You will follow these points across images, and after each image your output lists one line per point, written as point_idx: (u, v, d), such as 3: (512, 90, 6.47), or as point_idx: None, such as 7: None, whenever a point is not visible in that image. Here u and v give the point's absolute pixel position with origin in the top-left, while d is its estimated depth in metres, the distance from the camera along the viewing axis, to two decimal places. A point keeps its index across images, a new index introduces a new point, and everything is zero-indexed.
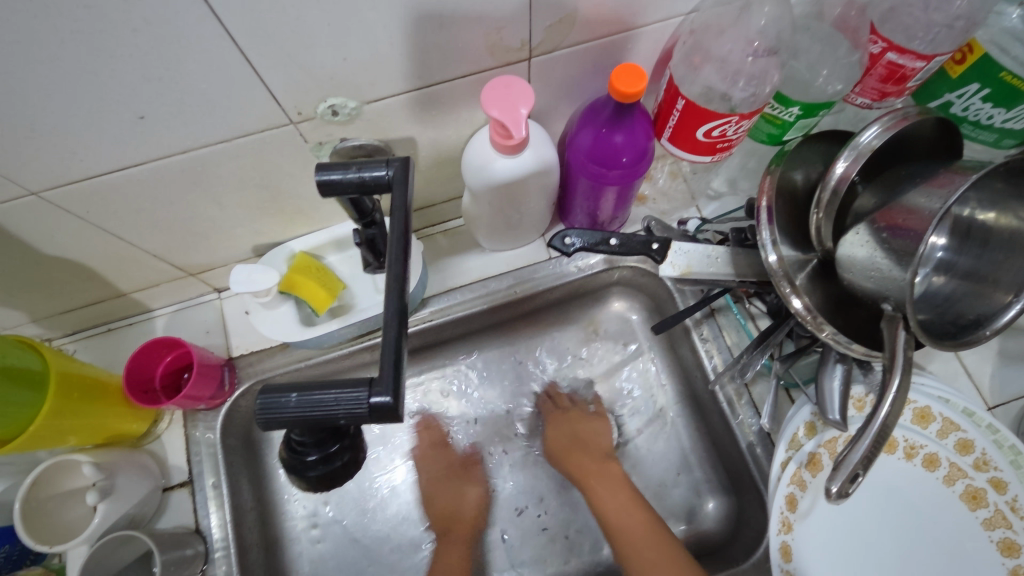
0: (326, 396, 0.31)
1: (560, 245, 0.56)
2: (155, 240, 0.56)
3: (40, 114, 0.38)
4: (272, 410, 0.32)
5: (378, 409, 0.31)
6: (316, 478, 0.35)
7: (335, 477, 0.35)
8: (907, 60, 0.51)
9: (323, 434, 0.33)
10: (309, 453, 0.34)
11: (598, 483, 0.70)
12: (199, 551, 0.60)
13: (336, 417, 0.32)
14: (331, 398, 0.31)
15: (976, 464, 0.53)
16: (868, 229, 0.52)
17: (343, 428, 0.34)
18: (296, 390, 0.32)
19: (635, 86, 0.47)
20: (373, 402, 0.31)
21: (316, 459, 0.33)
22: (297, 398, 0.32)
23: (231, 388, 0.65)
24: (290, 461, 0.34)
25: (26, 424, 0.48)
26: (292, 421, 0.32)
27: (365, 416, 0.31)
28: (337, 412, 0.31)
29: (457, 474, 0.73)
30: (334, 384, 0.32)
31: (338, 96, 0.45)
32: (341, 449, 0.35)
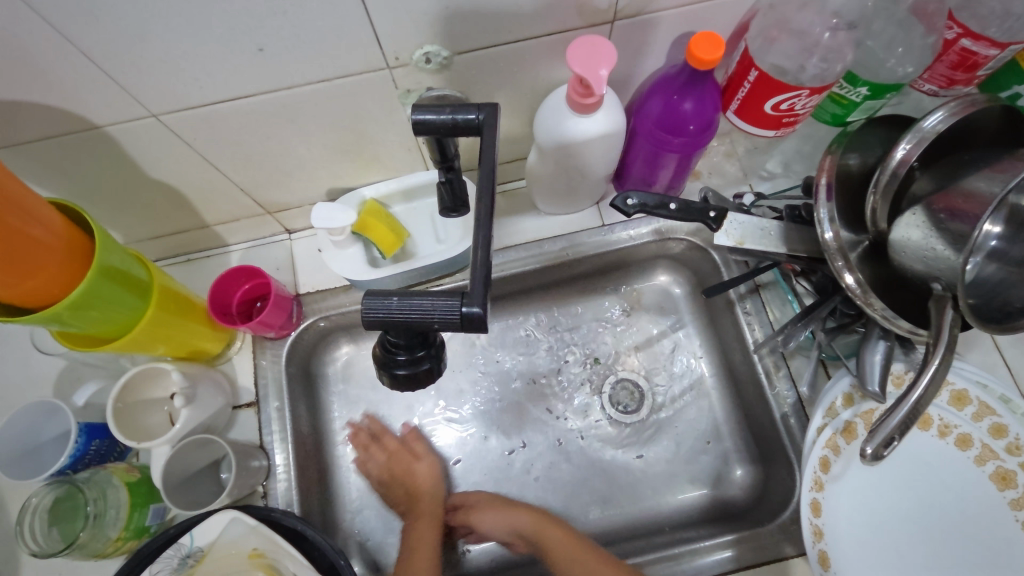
0: (425, 304, 0.35)
1: (622, 206, 0.57)
2: (245, 173, 0.60)
3: (177, 42, 0.42)
4: (375, 310, 0.36)
5: (469, 319, 0.35)
6: (402, 377, 0.39)
7: (417, 380, 0.40)
8: (980, 47, 0.52)
9: (415, 341, 0.38)
10: (399, 354, 0.38)
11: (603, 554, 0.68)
12: (263, 465, 0.65)
13: (431, 322, 0.36)
14: (428, 305, 0.35)
15: (1009, 448, 0.55)
16: (925, 211, 0.54)
17: (430, 337, 0.39)
18: (397, 295, 0.36)
19: (713, 53, 0.49)
20: (466, 312, 0.35)
21: (405, 359, 0.38)
22: (397, 303, 0.35)
23: (297, 321, 0.70)
24: (382, 358, 0.38)
25: (131, 325, 0.54)
26: (390, 322, 0.36)
27: (457, 326, 0.35)
28: (434, 317, 0.35)
29: (394, 458, 0.73)
30: (431, 295, 0.36)
31: (433, 44, 0.49)
32: (427, 356, 0.39)
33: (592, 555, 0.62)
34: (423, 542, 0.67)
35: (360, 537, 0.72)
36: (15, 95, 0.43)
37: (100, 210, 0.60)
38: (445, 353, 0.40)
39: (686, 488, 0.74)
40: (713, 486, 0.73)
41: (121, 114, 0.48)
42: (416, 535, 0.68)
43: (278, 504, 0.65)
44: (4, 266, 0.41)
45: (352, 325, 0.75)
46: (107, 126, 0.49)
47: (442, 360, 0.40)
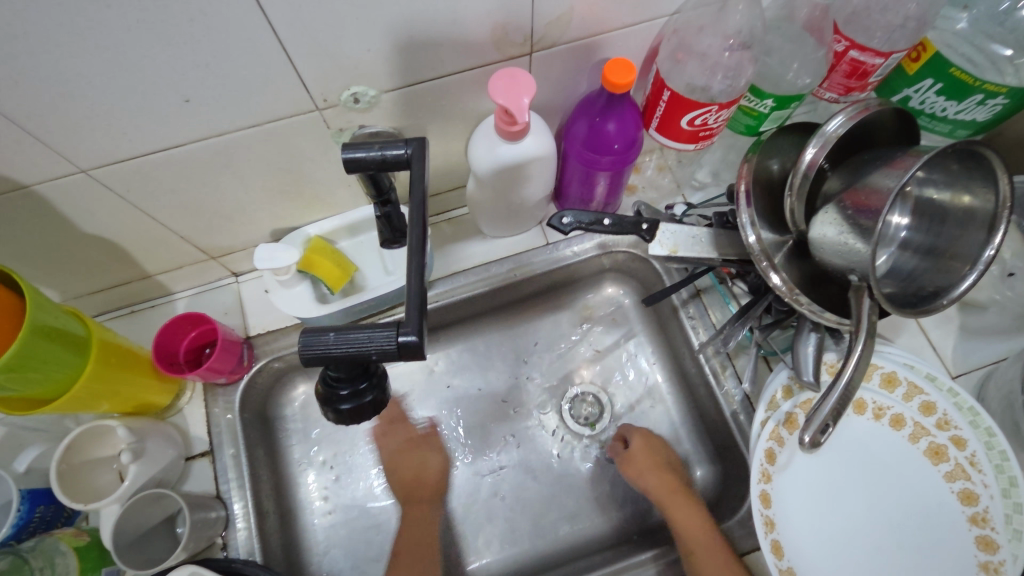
0: (361, 335, 0.35)
1: (558, 225, 0.59)
2: (184, 220, 0.60)
3: (99, 97, 0.43)
4: (313, 347, 0.36)
5: (405, 347, 0.36)
6: (346, 411, 0.39)
7: (360, 412, 0.40)
8: (867, 57, 0.57)
9: (356, 372, 0.39)
10: (341, 388, 0.39)
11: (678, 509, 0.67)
12: (221, 515, 0.63)
13: (368, 353, 0.36)
14: (365, 337, 0.36)
15: (938, 424, 0.58)
16: (837, 208, 0.57)
17: (371, 368, 0.39)
18: (333, 329, 0.36)
19: (626, 77, 0.53)
20: (401, 341, 0.36)
21: (348, 392, 0.38)
22: (334, 337, 0.36)
23: (249, 364, 0.70)
24: (324, 393, 0.38)
25: (70, 383, 0.53)
26: (328, 357, 0.36)
27: (394, 354, 0.36)
28: (370, 348, 0.36)
29: (410, 445, 0.76)
30: (367, 327, 0.37)
31: (360, 85, 0.51)
32: (369, 386, 0.39)
33: (690, 505, 0.67)
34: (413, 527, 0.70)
35: None
36: None
37: (33, 269, 0.59)
38: (388, 383, 0.41)
39: None
40: None
41: (47, 171, 0.48)
42: (413, 519, 0.71)
43: (240, 553, 0.63)
44: None
45: (307, 363, 0.75)
46: (34, 185, 0.48)
47: (385, 389, 0.40)
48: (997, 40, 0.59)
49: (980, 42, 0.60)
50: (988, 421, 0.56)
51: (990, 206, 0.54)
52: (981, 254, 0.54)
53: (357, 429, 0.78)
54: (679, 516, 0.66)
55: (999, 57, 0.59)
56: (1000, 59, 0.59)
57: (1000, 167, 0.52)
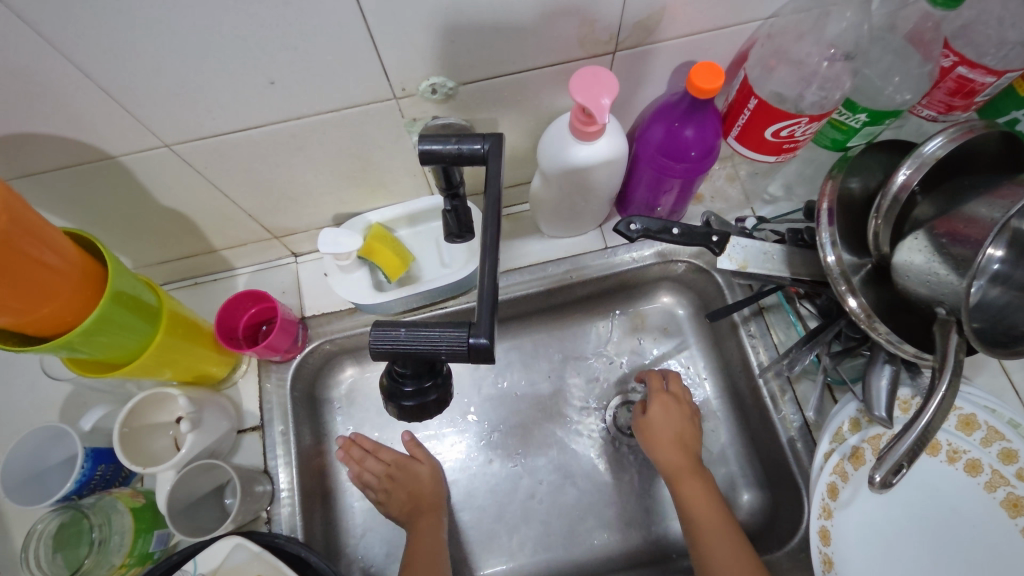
0: (431, 335, 0.35)
1: (625, 231, 0.58)
2: (253, 199, 0.61)
3: (191, 75, 0.43)
4: (383, 341, 0.36)
5: (475, 349, 0.35)
6: (409, 407, 0.39)
7: (423, 410, 0.40)
8: (977, 74, 0.53)
9: (423, 370, 0.38)
10: (406, 384, 0.38)
11: (689, 483, 0.67)
12: (267, 490, 0.65)
13: (438, 352, 0.36)
14: (435, 335, 0.36)
15: (1019, 474, 0.54)
16: (927, 235, 0.54)
17: (437, 367, 0.39)
18: (405, 325, 0.36)
19: (713, 82, 0.50)
20: (472, 343, 0.35)
21: (413, 389, 0.38)
22: (405, 333, 0.36)
23: (302, 344, 0.71)
24: (389, 388, 0.38)
25: (139, 351, 0.54)
26: (397, 352, 0.36)
27: (463, 356, 0.36)
28: (441, 347, 0.35)
29: (396, 468, 0.72)
30: (438, 326, 0.36)
31: (438, 76, 0.50)
32: (434, 386, 0.39)
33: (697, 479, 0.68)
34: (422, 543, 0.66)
35: (363, 563, 0.71)
36: (33, 128, 0.45)
37: (110, 236, 0.61)
38: (452, 382, 0.40)
39: None
40: None
41: (135, 144, 0.49)
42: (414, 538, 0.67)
43: (282, 529, 0.65)
44: (17, 294, 0.42)
45: (357, 348, 0.76)
46: (121, 156, 0.50)
47: (449, 390, 0.40)
48: None
49: None
50: None
51: None
52: None
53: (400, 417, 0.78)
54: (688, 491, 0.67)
55: None
56: None
57: None
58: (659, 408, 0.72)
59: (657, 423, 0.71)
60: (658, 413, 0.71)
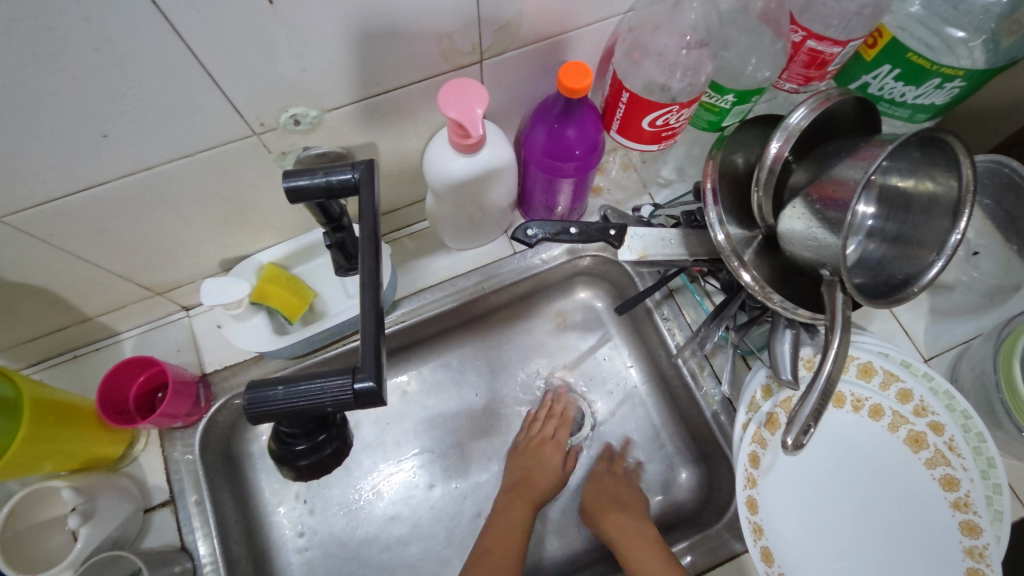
0: (313, 389, 0.32)
1: (523, 237, 0.58)
2: (122, 259, 0.56)
3: (2, 140, 0.38)
4: (260, 404, 0.33)
5: (362, 395, 0.33)
6: (307, 468, 0.36)
7: (324, 466, 0.37)
8: (824, 46, 0.56)
9: (314, 425, 0.36)
10: (297, 444, 0.36)
11: (615, 519, 0.68)
12: (188, 567, 0.60)
13: (322, 405, 0.33)
14: (318, 388, 0.33)
15: (916, 411, 0.59)
16: (804, 202, 0.56)
17: (329, 419, 0.37)
18: (282, 382, 0.34)
19: (582, 81, 0.50)
20: (357, 389, 0.33)
21: (304, 448, 0.35)
22: (282, 391, 0.33)
23: (207, 404, 0.66)
24: (279, 452, 0.35)
25: (1, 450, 0.48)
26: (279, 413, 0.34)
27: (350, 404, 0.33)
28: (324, 400, 0.33)
29: (543, 444, 0.75)
30: (321, 376, 0.34)
31: (299, 106, 0.47)
32: (328, 438, 0.36)
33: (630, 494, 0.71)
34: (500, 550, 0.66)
35: None
36: None
37: None
38: (350, 431, 0.38)
39: None
40: (661, 492, 0.74)
41: None
42: (510, 516, 0.69)
43: None
44: None
45: None
46: None
47: (347, 437, 0.38)
48: (952, 22, 0.59)
49: (935, 26, 0.59)
50: (964, 404, 0.57)
51: (954, 191, 0.53)
52: (946, 241, 0.54)
53: None
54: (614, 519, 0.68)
55: (953, 41, 0.59)
56: (954, 43, 0.59)
57: (961, 152, 0.51)
58: (593, 484, 0.73)
59: (591, 497, 0.72)
60: (591, 488, 0.73)
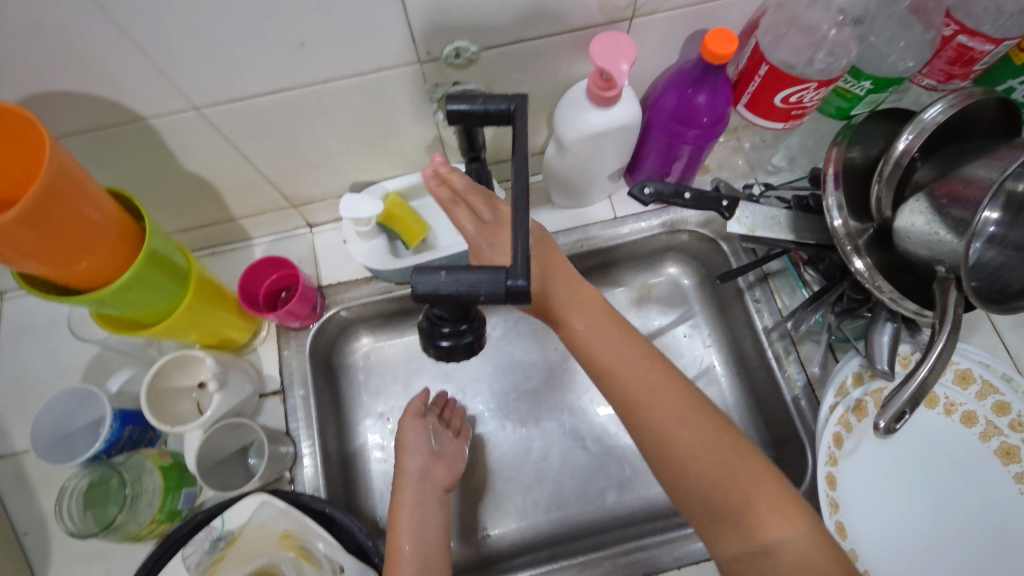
0: (470, 279, 0.35)
1: (639, 195, 0.60)
2: (275, 165, 0.62)
3: (224, 36, 0.44)
4: (423, 285, 0.37)
5: (514, 293, 0.36)
6: (444, 348, 0.42)
7: (456, 351, 0.43)
8: (976, 43, 0.55)
9: (460, 313, 0.40)
10: (443, 326, 0.41)
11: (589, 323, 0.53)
12: (289, 451, 0.67)
13: (476, 294, 0.37)
14: (475, 280, 0.37)
15: (1012, 425, 0.57)
16: (928, 198, 0.56)
17: (471, 312, 0.41)
18: (445, 269, 0.37)
19: (726, 49, 0.52)
20: (510, 286, 0.36)
21: (449, 331, 0.40)
22: (444, 276, 0.37)
23: (321, 311, 0.73)
24: (427, 327, 0.41)
25: (168, 312, 0.55)
26: (437, 296, 0.37)
27: (500, 297, 0.36)
28: (479, 292, 0.37)
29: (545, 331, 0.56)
30: (477, 270, 0.37)
31: (463, 39, 0.51)
32: (469, 328, 0.41)
33: (679, 397, 0.50)
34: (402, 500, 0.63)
35: (382, 524, 0.74)
36: (65, 86, 0.46)
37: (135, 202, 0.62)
38: (485, 327, 0.43)
39: None
40: None
41: (165, 106, 0.50)
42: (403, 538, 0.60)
43: (305, 488, 0.67)
44: (67, 248, 0.43)
45: (373, 316, 0.78)
46: (150, 118, 0.51)
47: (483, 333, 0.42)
48: None
49: None
50: None
51: None
52: None
53: (416, 385, 0.80)
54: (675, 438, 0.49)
55: None
56: None
57: None
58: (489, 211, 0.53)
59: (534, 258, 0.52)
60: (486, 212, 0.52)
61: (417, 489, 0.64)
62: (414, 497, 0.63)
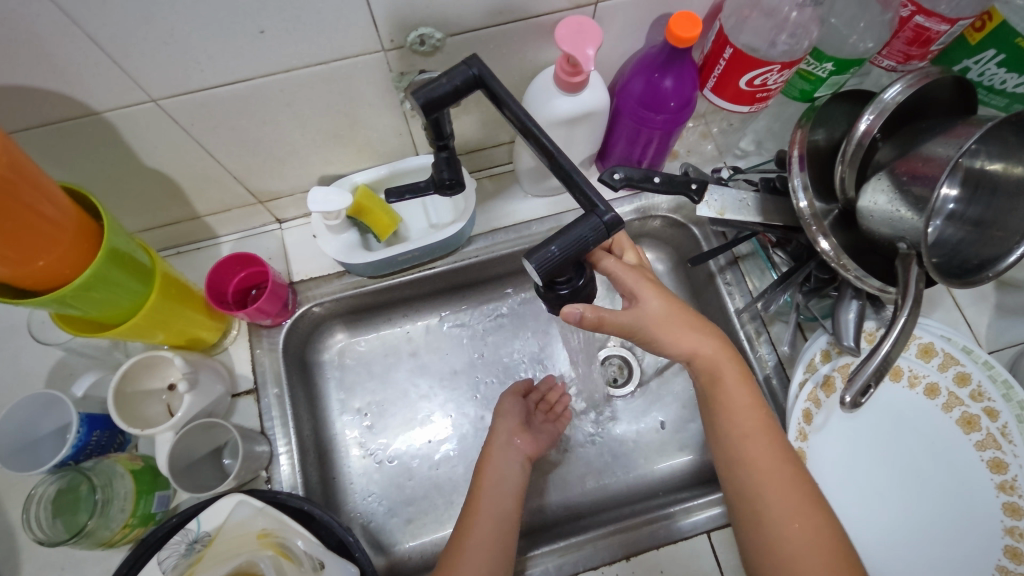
0: (584, 234, 0.39)
1: (609, 180, 0.60)
2: (240, 159, 0.61)
3: (177, 24, 0.43)
4: (544, 263, 0.40)
5: (613, 224, 0.41)
6: (564, 296, 0.46)
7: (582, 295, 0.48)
8: (932, 23, 0.56)
9: (574, 271, 0.46)
10: (560, 285, 0.46)
11: (730, 374, 0.54)
12: (265, 450, 0.66)
13: (587, 244, 0.41)
14: (579, 234, 0.40)
15: (972, 395, 0.59)
16: (889, 177, 0.58)
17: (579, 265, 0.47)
18: (553, 241, 0.39)
19: (691, 31, 0.53)
20: (610, 220, 0.41)
21: (573, 289, 0.46)
22: (556, 251, 0.40)
23: (293, 308, 0.72)
24: (551, 294, 0.46)
25: (133, 312, 0.54)
26: (559, 263, 0.40)
27: (604, 235, 0.41)
28: (589, 239, 0.40)
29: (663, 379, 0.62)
30: (573, 225, 0.40)
31: (427, 26, 0.50)
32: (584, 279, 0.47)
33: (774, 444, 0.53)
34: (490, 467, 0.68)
35: (363, 519, 0.73)
36: (14, 80, 0.44)
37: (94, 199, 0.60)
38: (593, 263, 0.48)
39: (674, 455, 0.77)
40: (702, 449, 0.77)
41: (120, 99, 0.48)
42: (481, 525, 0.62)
43: (283, 486, 0.66)
44: (20, 246, 0.42)
45: (347, 312, 0.77)
46: (106, 112, 0.49)
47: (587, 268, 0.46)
48: None
49: None
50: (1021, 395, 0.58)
51: None
52: None
53: (393, 380, 0.80)
54: (762, 468, 0.52)
55: None
56: None
57: None
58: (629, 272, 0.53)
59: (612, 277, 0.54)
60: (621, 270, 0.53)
61: (502, 449, 0.70)
62: (498, 458, 0.69)
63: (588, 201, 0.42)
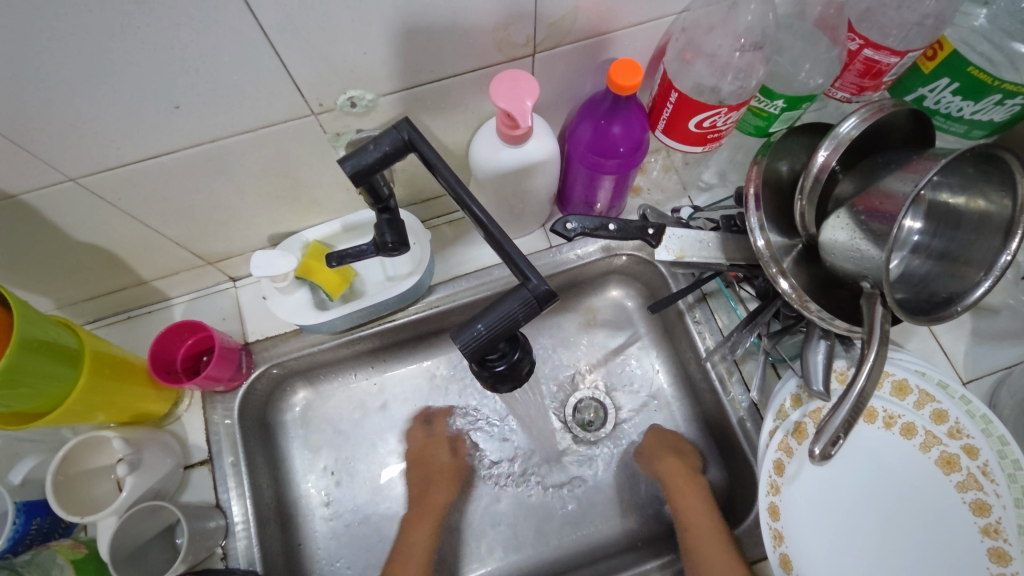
0: (511, 311, 0.38)
1: (563, 230, 0.57)
2: (179, 226, 0.59)
3: (85, 106, 0.41)
4: (469, 343, 0.39)
5: (542, 297, 0.40)
6: (499, 373, 0.44)
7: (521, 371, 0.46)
8: (881, 55, 0.55)
9: (508, 346, 0.44)
10: (496, 362, 0.44)
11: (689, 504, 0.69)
12: (220, 524, 0.63)
13: (516, 320, 0.39)
14: (507, 310, 0.39)
15: (950, 433, 0.57)
16: (848, 213, 0.54)
17: (516, 339, 0.45)
18: (479, 322, 0.39)
19: (632, 78, 0.51)
20: (538, 293, 0.39)
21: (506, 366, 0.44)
22: (483, 329, 0.39)
23: (248, 371, 0.69)
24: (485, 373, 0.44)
25: (63, 397, 0.52)
26: (482, 344, 0.39)
27: (535, 309, 0.40)
28: (519, 315, 0.39)
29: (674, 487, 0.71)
30: (501, 302, 0.39)
31: (357, 89, 0.49)
32: (522, 357, 0.45)
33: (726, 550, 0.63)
34: (413, 545, 0.70)
35: None
36: None
37: (28, 276, 0.58)
38: (529, 343, 0.46)
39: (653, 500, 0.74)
40: None
41: (34, 180, 0.46)
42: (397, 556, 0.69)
43: (240, 563, 0.63)
44: None
45: (308, 368, 0.75)
46: (23, 194, 0.47)
47: (523, 343, 0.45)
48: (1016, 37, 0.57)
49: (999, 41, 0.58)
50: (1002, 429, 0.55)
51: (1007, 211, 0.50)
52: (996, 261, 0.51)
53: (359, 435, 0.77)
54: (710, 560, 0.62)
55: (1018, 56, 0.57)
56: (1019, 58, 0.57)
57: (1018, 169, 0.48)
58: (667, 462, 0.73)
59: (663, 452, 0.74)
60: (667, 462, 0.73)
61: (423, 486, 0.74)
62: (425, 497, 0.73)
63: (520, 274, 0.41)
